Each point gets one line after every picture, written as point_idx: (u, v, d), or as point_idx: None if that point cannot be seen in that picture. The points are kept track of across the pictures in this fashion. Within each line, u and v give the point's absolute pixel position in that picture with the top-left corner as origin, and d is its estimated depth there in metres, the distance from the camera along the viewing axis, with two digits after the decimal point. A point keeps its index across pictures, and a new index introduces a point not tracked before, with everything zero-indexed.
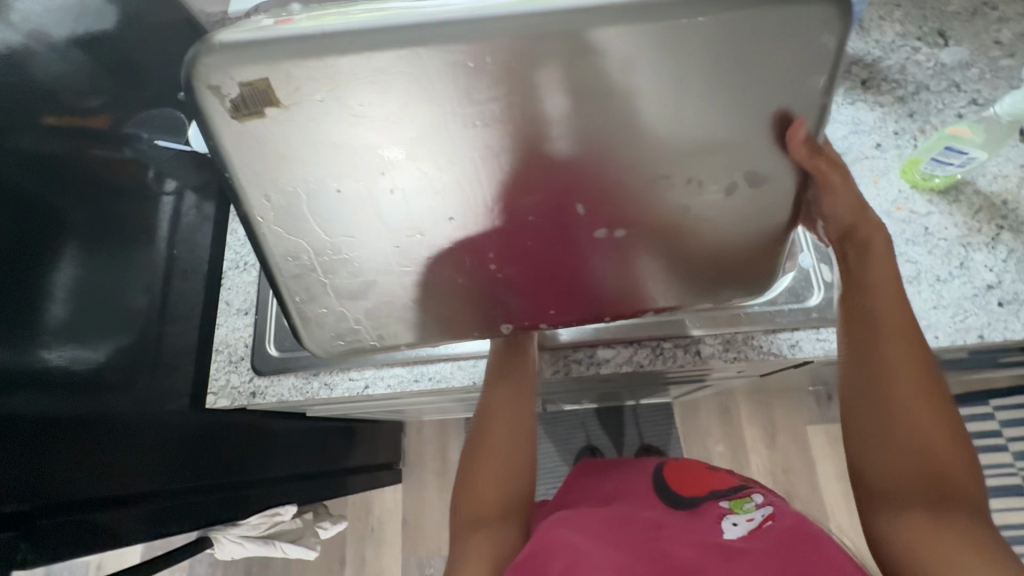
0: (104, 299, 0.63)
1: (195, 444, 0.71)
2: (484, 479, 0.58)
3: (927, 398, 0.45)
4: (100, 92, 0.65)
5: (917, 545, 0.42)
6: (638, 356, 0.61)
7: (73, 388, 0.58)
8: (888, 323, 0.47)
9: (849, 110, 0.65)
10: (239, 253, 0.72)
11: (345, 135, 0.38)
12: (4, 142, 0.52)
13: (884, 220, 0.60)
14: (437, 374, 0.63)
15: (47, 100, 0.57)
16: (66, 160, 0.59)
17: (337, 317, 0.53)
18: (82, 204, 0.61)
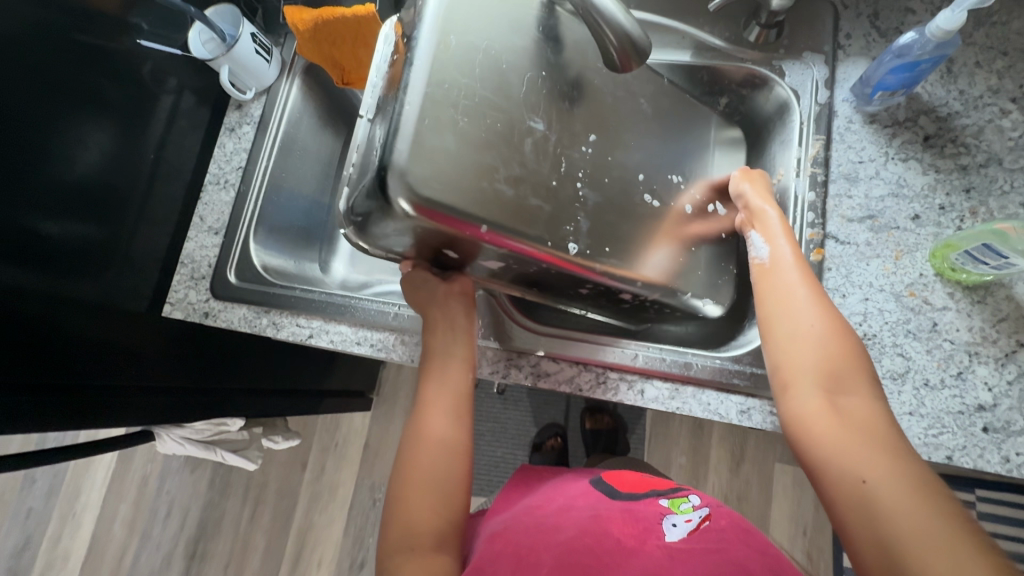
0: (78, 190, 0.62)
1: (154, 347, 0.72)
2: (418, 445, 0.51)
3: (840, 342, 0.44)
4: None
5: (842, 472, 0.38)
6: (580, 378, 0.57)
7: (32, 277, 0.58)
8: (796, 280, 0.48)
9: (897, 167, 0.57)
10: (223, 169, 0.71)
11: (520, 46, 0.47)
12: None
13: (891, 302, 0.54)
14: (379, 342, 0.62)
15: None
16: (40, 41, 0.56)
17: (436, 162, 0.42)
18: (66, 85, 0.59)
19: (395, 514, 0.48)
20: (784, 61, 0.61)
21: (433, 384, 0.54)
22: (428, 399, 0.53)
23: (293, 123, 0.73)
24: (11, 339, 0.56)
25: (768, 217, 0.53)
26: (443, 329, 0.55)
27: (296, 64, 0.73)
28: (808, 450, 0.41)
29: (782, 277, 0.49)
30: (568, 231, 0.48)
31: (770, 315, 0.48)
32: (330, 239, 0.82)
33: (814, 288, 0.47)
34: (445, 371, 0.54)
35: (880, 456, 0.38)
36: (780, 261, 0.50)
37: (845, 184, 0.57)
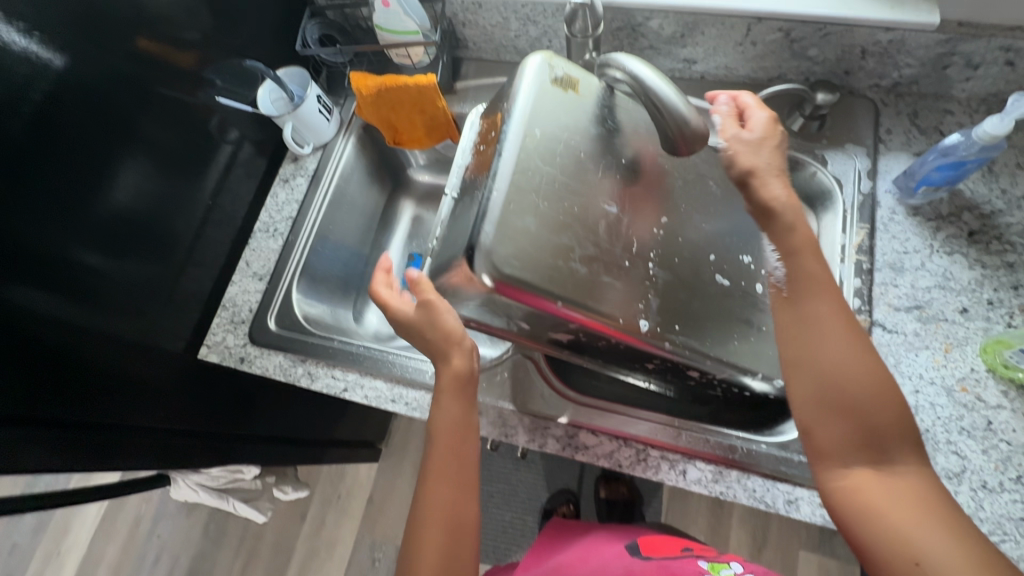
0: (134, 230, 0.64)
1: (174, 382, 0.71)
2: (426, 522, 0.49)
3: (877, 395, 0.41)
4: (194, 36, 0.66)
5: (892, 543, 0.39)
6: (620, 454, 0.56)
7: (70, 310, 0.57)
8: (827, 320, 0.43)
9: (942, 260, 0.57)
10: (273, 219, 0.73)
11: (596, 136, 0.51)
12: (71, 71, 0.53)
13: (942, 396, 0.53)
14: (414, 401, 0.61)
15: (137, 19, 0.59)
16: (105, 80, 0.57)
17: (517, 242, 0.45)
18: (139, 132, 0.62)
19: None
20: (826, 151, 0.64)
21: (442, 452, 0.51)
22: (434, 471, 0.51)
23: (344, 178, 0.76)
24: (41, 374, 0.55)
25: (779, 229, 0.44)
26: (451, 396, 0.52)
27: (353, 123, 0.77)
28: (849, 515, 0.41)
29: (811, 311, 0.43)
30: (628, 303, 0.49)
31: (799, 358, 0.43)
32: (366, 289, 0.83)
33: (845, 325, 0.43)
34: (453, 440, 0.51)
35: (930, 529, 0.38)
36: (806, 290, 0.44)
37: (890, 273, 0.57)
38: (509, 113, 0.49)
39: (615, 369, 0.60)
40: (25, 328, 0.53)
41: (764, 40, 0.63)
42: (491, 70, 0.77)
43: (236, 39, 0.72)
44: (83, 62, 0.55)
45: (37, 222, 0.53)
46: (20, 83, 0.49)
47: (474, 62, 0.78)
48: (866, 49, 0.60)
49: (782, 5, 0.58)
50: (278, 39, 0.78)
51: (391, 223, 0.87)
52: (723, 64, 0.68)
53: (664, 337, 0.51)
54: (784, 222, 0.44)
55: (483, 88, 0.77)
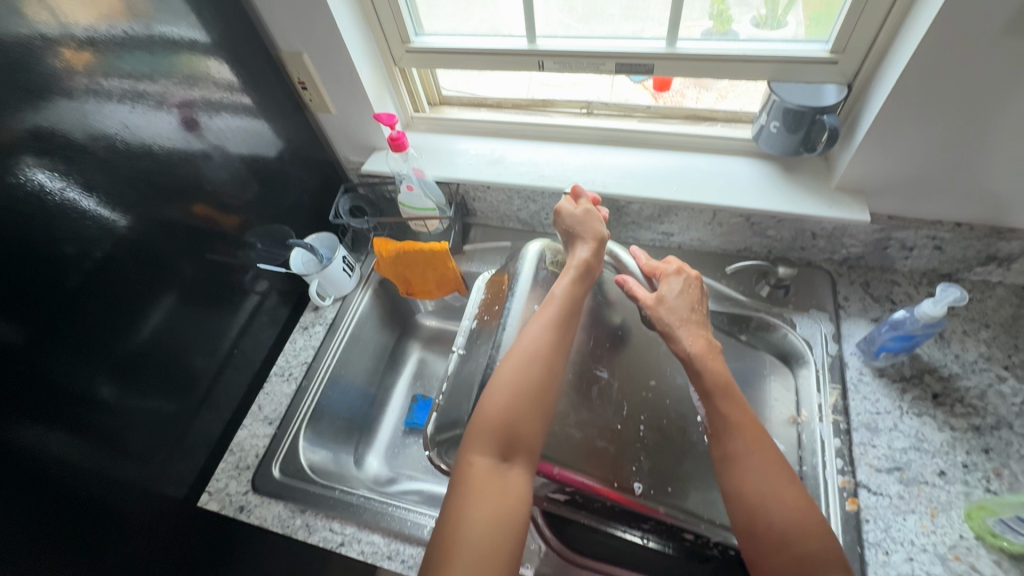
0: (158, 375, 0.68)
1: (165, 526, 0.69)
2: (473, 475, 0.48)
3: (807, 527, 0.45)
4: (243, 205, 0.78)
5: None
6: None
7: (84, 455, 0.59)
8: (752, 453, 0.48)
9: (913, 421, 0.61)
10: (289, 364, 0.78)
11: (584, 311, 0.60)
12: (136, 238, 0.62)
13: (937, 564, 0.53)
14: (411, 559, 0.60)
15: (201, 197, 0.70)
16: (158, 238, 0.65)
17: None
18: (181, 286, 0.69)
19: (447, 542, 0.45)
20: (794, 315, 0.71)
21: (497, 409, 0.50)
22: (485, 425, 0.50)
23: (359, 326, 0.83)
24: (42, 521, 0.55)
25: (697, 374, 0.52)
26: (526, 349, 0.52)
27: (372, 278, 0.86)
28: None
29: (731, 446, 0.49)
30: (620, 466, 0.54)
31: (729, 491, 0.48)
32: (369, 431, 0.85)
33: (768, 461, 0.48)
34: (511, 400, 0.50)
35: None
36: (727, 428, 0.50)
37: (867, 433, 0.61)
38: (511, 292, 0.59)
39: (612, 527, 0.61)
40: (36, 469, 0.54)
41: (728, 222, 0.74)
42: (496, 234, 0.89)
43: (277, 208, 0.84)
44: (145, 225, 0.63)
45: (70, 362, 0.56)
46: (88, 245, 0.57)
47: (481, 228, 0.89)
48: (815, 232, 0.71)
49: (739, 198, 0.70)
50: (313, 207, 0.90)
51: (398, 366, 0.92)
52: (696, 237, 0.79)
53: (658, 500, 0.53)
54: (698, 369, 0.52)
55: (488, 250, 0.88)
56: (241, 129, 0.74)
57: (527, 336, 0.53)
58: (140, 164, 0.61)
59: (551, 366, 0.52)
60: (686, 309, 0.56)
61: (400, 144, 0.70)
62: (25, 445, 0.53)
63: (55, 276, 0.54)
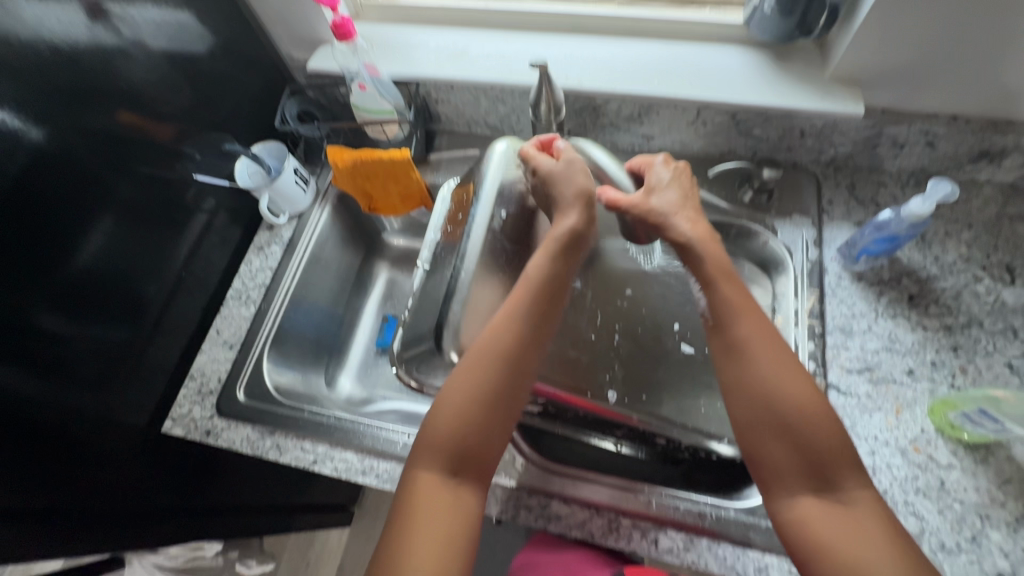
0: (103, 302, 0.63)
1: (131, 455, 0.68)
2: (432, 450, 0.45)
3: (813, 418, 0.44)
4: (173, 110, 0.69)
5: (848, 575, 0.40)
6: (592, 525, 0.56)
7: (31, 386, 0.56)
8: (759, 347, 0.46)
9: (887, 323, 0.61)
10: (245, 286, 0.73)
11: None
12: (55, 151, 0.55)
13: (897, 456, 0.55)
14: (385, 473, 0.60)
15: (121, 101, 0.61)
16: (81, 151, 0.57)
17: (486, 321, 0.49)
18: (115, 203, 0.62)
19: (405, 519, 0.43)
20: (776, 220, 0.68)
21: (449, 406, 0.46)
22: (453, 397, 0.46)
23: (320, 245, 0.78)
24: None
25: (697, 261, 0.49)
26: (501, 321, 0.47)
27: (329, 192, 0.79)
28: (794, 538, 0.44)
29: (737, 335, 0.47)
30: (592, 375, 0.53)
31: (734, 386, 0.46)
32: (339, 352, 0.83)
33: (773, 348, 0.46)
34: (461, 404, 0.46)
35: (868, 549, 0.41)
36: (730, 320, 0.48)
37: (841, 336, 0.61)
38: (477, 198, 0.52)
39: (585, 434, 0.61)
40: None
41: (713, 121, 0.68)
42: (463, 142, 0.81)
43: (216, 114, 0.74)
44: (60, 135, 0.55)
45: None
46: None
47: (446, 135, 0.82)
48: (804, 130, 0.66)
49: (726, 92, 0.64)
50: (258, 113, 0.81)
51: (365, 286, 0.88)
52: (678, 140, 0.73)
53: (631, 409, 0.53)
54: (699, 254, 0.49)
55: (455, 159, 0.81)
56: (157, 18, 0.63)
57: (503, 309, 0.48)
58: (38, 59, 0.52)
59: (528, 344, 0.47)
60: (683, 195, 0.51)
61: (346, 32, 0.61)
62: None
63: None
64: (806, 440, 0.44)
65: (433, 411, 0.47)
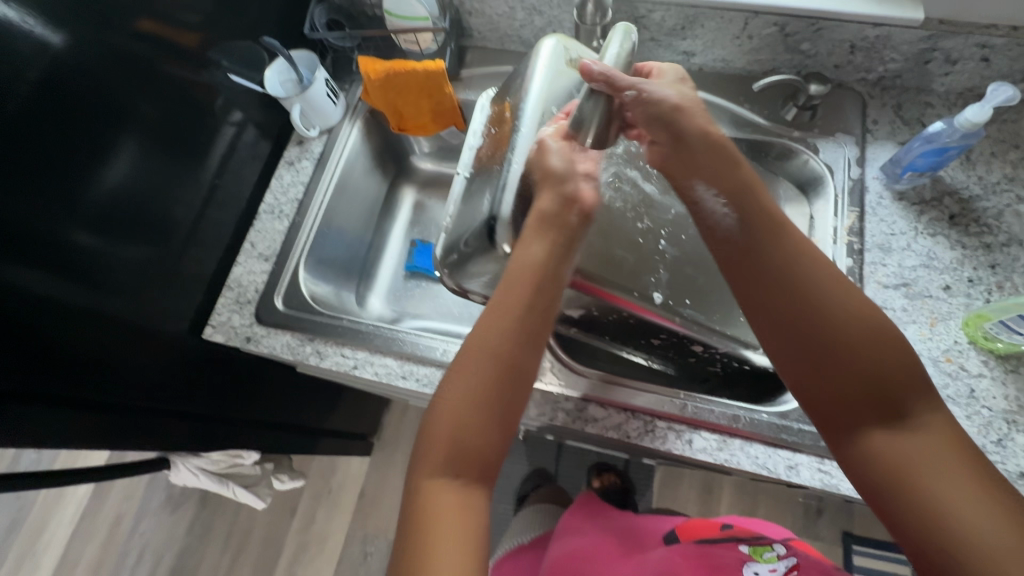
0: (134, 213, 0.62)
1: (177, 367, 0.70)
2: (438, 452, 0.43)
3: (876, 342, 0.43)
4: (197, 12, 0.66)
5: (931, 500, 0.38)
6: (628, 426, 0.58)
7: (72, 292, 0.56)
8: (803, 266, 0.46)
9: (926, 242, 0.61)
10: (278, 200, 0.73)
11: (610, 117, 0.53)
12: (70, 57, 0.52)
13: (928, 366, 0.56)
14: (425, 377, 0.62)
15: (140, 0, 0.59)
16: (103, 62, 0.56)
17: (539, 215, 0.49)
18: (138, 111, 0.60)
19: (435, 431, 0.44)
20: (818, 139, 0.67)
21: (491, 324, 0.47)
22: (458, 392, 0.45)
23: (350, 162, 0.77)
24: (42, 363, 0.54)
25: (733, 179, 0.49)
26: (515, 311, 0.46)
27: (359, 108, 0.77)
28: (863, 472, 0.42)
29: (780, 255, 0.46)
30: (637, 277, 0.53)
31: (786, 311, 0.45)
32: (369, 273, 0.83)
33: (819, 269, 0.46)
34: (505, 321, 0.46)
35: (953, 482, 0.38)
36: (771, 239, 0.47)
37: (879, 254, 0.61)
38: (525, 96, 0.52)
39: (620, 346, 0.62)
40: (29, 319, 0.52)
41: (759, 34, 0.66)
42: (496, 59, 0.79)
43: (243, 21, 0.72)
44: (83, 43, 0.53)
45: (36, 204, 0.51)
46: (14, 64, 0.48)
47: (478, 51, 0.79)
48: (854, 44, 0.64)
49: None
50: (285, 24, 0.78)
51: (393, 210, 0.88)
52: (721, 57, 0.71)
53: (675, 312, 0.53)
54: (732, 170, 0.49)
55: (488, 75, 0.78)
56: None
57: (520, 294, 0.47)
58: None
59: (535, 331, 0.47)
60: (699, 106, 0.51)
61: None
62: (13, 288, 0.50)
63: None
64: (867, 366, 0.42)
65: (440, 405, 0.45)
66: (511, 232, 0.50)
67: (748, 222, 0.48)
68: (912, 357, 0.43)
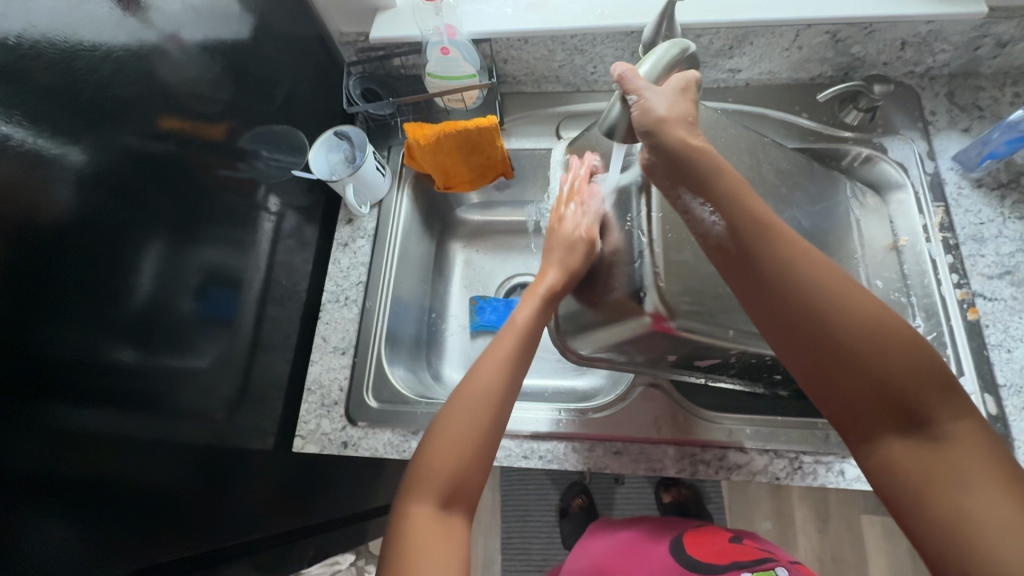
0: (189, 325, 0.55)
1: (249, 473, 0.63)
2: (432, 481, 0.44)
3: (906, 350, 0.36)
4: (221, 103, 0.59)
5: (962, 531, 0.32)
6: (773, 466, 0.56)
7: (135, 428, 0.49)
8: (794, 270, 0.40)
9: (1016, 225, 0.61)
10: (341, 286, 0.69)
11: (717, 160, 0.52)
12: (103, 155, 0.44)
13: None
14: (549, 453, 0.58)
15: (164, 103, 0.50)
16: (127, 168, 0.46)
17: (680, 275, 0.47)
18: (175, 207, 0.52)
19: (422, 479, 0.44)
20: (884, 139, 0.67)
21: (487, 372, 0.49)
22: (455, 426, 0.46)
23: (405, 233, 0.73)
24: (117, 516, 0.47)
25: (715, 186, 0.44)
26: (499, 359, 0.49)
27: (405, 174, 0.75)
28: (885, 488, 0.37)
29: (765, 256, 0.41)
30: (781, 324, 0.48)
31: (772, 311, 0.40)
32: (436, 340, 0.79)
33: (815, 269, 0.40)
34: (495, 373, 0.49)
35: (995, 510, 0.32)
36: (749, 239, 0.42)
37: (975, 245, 0.61)
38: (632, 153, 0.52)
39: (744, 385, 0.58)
40: (94, 483, 0.44)
41: (810, 44, 0.66)
42: (534, 102, 0.76)
43: (272, 105, 0.67)
44: (101, 151, 0.44)
45: (84, 337, 0.43)
46: (43, 188, 0.39)
47: (514, 97, 0.77)
48: (906, 41, 0.64)
49: (831, 9, 0.61)
50: (312, 99, 0.73)
51: (445, 271, 0.84)
52: (767, 70, 0.70)
53: None
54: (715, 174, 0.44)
55: (530, 119, 0.76)
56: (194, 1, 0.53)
57: (508, 343, 0.51)
58: (76, 67, 0.41)
59: (517, 387, 0.49)
60: (684, 107, 0.46)
61: None
62: (84, 444, 0.43)
63: (25, 237, 0.38)
64: (873, 369, 0.37)
65: (440, 431, 0.46)
66: (661, 295, 0.46)
67: (734, 229, 0.42)
68: (920, 351, 0.37)
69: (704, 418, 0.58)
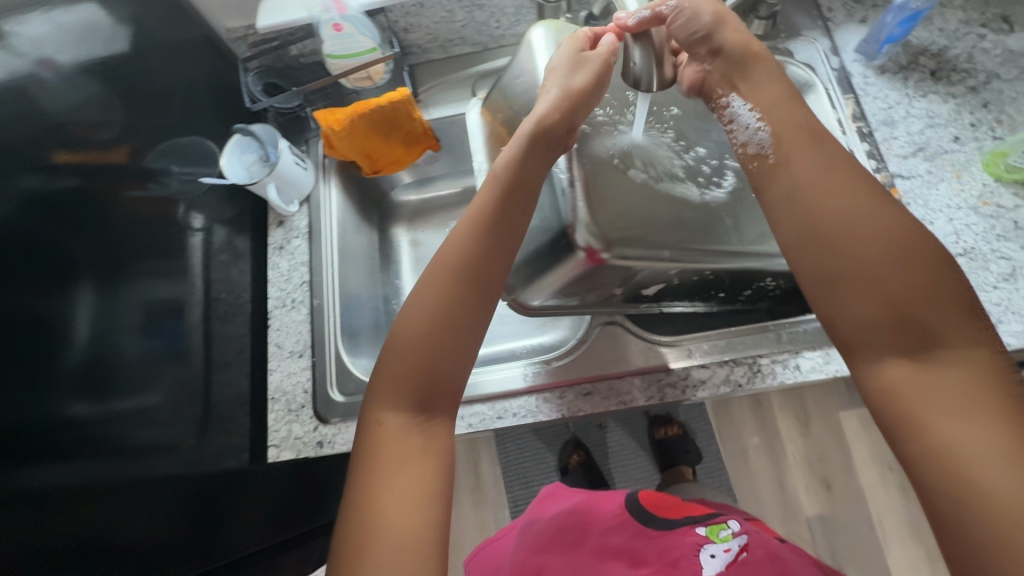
0: (134, 361, 0.52)
1: (234, 493, 0.62)
2: (404, 370, 0.43)
3: (930, 273, 0.36)
4: (115, 123, 0.55)
5: (953, 452, 0.33)
6: (734, 374, 0.57)
7: (103, 476, 0.47)
8: (828, 198, 0.40)
9: (921, 103, 0.64)
10: (285, 290, 0.67)
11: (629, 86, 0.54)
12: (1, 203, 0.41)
13: (972, 216, 0.58)
14: (522, 409, 0.59)
15: (52, 134, 0.47)
16: (29, 213, 0.43)
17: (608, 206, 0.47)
18: (94, 243, 0.49)
19: (389, 379, 0.44)
20: (788, 43, 0.68)
21: (456, 239, 0.46)
22: (425, 309, 0.44)
23: (341, 224, 0.72)
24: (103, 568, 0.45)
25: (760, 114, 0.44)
26: (472, 221, 0.47)
27: (327, 165, 0.73)
28: (880, 410, 0.37)
29: (806, 168, 0.41)
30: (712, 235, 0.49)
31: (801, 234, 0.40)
32: None
33: (851, 197, 0.39)
34: (461, 240, 0.46)
35: (980, 433, 0.33)
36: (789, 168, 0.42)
37: (887, 129, 0.63)
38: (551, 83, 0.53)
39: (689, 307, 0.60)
40: (74, 542, 0.43)
41: None
42: (444, 68, 0.75)
43: (171, 116, 0.63)
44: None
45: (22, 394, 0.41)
46: None
47: (423, 66, 0.75)
48: None
49: None
50: (212, 104, 0.70)
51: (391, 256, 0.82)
52: None
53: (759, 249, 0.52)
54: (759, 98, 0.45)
55: (444, 85, 0.74)
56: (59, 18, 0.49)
57: (486, 196, 0.48)
58: None
59: (495, 253, 0.46)
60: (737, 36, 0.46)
61: None
62: (48, 503, 0.41)
63: None
64: (894, 284, 0.36)
65: (405, 317, 0.45)
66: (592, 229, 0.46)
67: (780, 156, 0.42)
68: (950, 274, 0.37)
69: (662, 343, 0.59)
